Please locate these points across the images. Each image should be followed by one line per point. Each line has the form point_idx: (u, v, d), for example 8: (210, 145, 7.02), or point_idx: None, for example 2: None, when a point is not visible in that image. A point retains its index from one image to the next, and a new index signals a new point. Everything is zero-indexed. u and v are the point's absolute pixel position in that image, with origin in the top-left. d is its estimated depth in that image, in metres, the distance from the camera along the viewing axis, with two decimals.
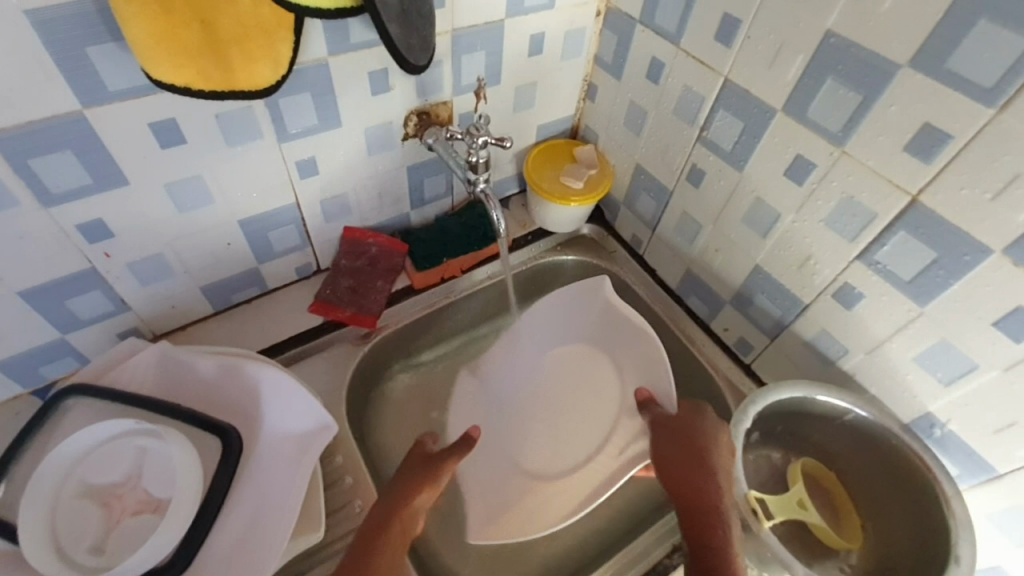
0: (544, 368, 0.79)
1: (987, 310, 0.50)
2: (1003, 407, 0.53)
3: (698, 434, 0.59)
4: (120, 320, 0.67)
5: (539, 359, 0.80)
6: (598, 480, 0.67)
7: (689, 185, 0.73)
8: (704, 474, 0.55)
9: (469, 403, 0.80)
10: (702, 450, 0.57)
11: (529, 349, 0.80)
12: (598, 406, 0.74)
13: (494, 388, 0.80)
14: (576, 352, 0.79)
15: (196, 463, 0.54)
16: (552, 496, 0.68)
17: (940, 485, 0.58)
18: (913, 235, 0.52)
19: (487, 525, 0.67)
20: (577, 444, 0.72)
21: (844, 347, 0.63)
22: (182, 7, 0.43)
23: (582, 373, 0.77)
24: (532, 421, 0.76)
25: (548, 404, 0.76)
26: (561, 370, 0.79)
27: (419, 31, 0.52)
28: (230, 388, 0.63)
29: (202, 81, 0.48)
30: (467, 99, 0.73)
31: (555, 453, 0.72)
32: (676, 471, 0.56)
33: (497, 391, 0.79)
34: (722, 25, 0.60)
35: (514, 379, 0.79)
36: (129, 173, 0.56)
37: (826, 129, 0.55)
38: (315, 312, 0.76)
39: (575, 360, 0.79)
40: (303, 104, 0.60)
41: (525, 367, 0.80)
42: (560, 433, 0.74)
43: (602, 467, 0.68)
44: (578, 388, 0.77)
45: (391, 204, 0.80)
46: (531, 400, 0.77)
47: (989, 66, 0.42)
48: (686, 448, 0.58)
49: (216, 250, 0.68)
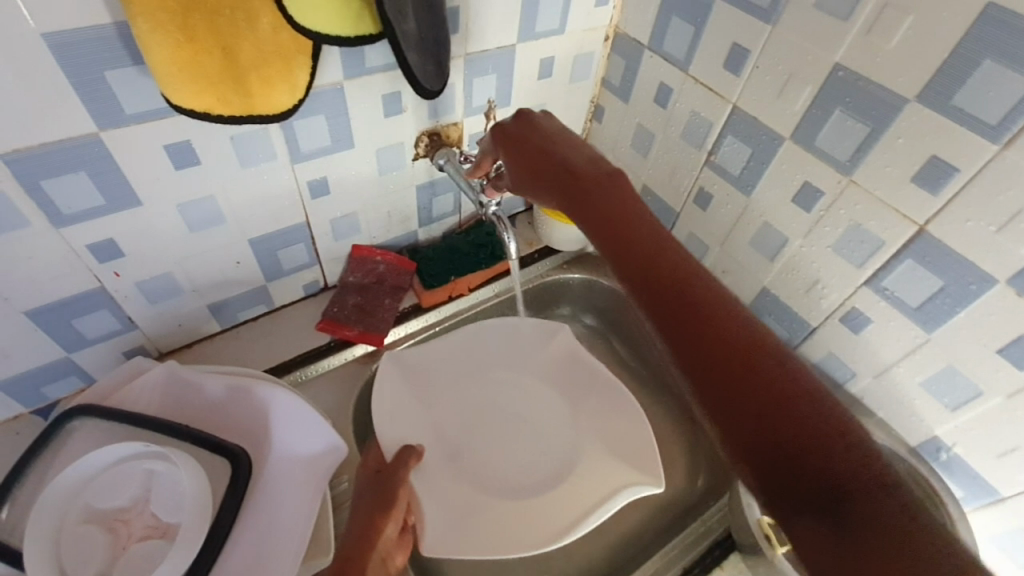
0: (489, 379, 0.79)
1: (991, 338, 0.51)
2: (1007, 433, 0.54)
3: (594, 192, 0.54)
4: (126, 338, 0.66)
5: (479, 378, 0.78)
6: (593, 500, 0.67)
7: (696, 208, 0.74)
8: (638, 248, 0.50)
9: (400, 395, 0.72)
10: (630, 217, 0.52)
11: (471, 358, 0.79)
12: (552, 428, 0.76)
13: (429, 390, 0.76)
14: (522, 374, 0.80)
15: (206, 487, 0.53)
16: (517, 521, 0.67)
17: (945, 507, 0.59)
18: (920, 262, 0.53)
19: (453, 540, 0.63)
20: (533, 461, 0.73)
21: (851, 370, 0.64)
22: (204, 34, 0.43)
23: (530, 392, 0.79)
24: (479, 435, 0.75)
25: (493, 418, 0.76)
26: (511, 386, 0.79)
27: (436, 57, 0.52)
28: (238, 409, 0.62)
29: (221, 107, 0.48)
30: (477, 120, 0.74)
31: (502, 468, 0.72)
32: (588, 210, 0.54)
33: (436, 395, 0.76)
34: (730, 54, 0.61)
35: (457, 385, 0.77)
36: (142, 194, 0.56)
37: (833, 157, 0.56)
38: (322, 330, 0.75)
39: (531, 381, 0.79)
40: (317, 126, 0.61)
41: (470, 376, 0.78)
42: (515, 452, 0.74)
43: (588, 494, 0.68)
44: (525, 405, 0.78)
45: (399, 222, 0.80)
46: (476, 414, 0.76)
47: (993, 103, 0.44)
48: (617, 214, 0.52)
49: (226, 269, 0.68)
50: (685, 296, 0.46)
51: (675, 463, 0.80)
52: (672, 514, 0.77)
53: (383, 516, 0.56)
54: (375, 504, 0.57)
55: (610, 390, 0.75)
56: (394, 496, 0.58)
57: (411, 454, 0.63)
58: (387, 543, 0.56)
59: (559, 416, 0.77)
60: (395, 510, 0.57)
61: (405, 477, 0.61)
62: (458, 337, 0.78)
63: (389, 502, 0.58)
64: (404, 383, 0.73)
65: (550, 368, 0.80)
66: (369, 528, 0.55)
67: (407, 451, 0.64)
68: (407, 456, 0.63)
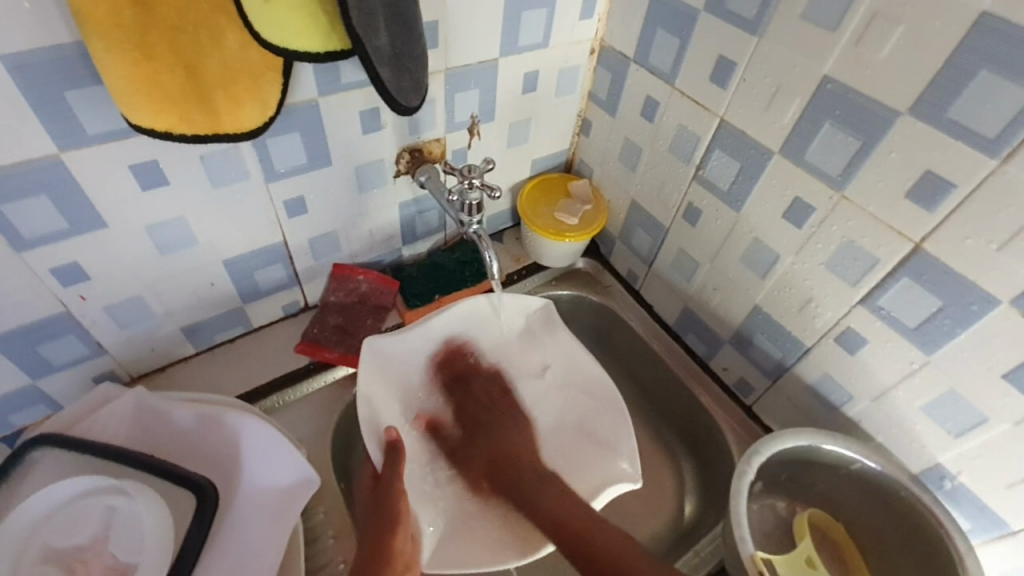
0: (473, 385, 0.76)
1: (996, 361, 0.48)
2: (1015, 463, 0.51)
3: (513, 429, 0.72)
4: (96, 364, 0.64)
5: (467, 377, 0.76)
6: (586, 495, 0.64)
7: (685, 223, 0.72)
8: (522, 459, 0.69)
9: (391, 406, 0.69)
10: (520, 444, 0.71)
11: (453, 367, 0.76)
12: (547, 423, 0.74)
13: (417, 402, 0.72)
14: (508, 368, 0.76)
15: (167, 531, 0.51)
16: (510, 528, 0.63)
17: (952, 542, 0.55)
18: (917, 281, 0.50)
19: (449, 555, 0.59)
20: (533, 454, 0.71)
21: (848, 393, 0.61)
22: (163, 51, 0.42)
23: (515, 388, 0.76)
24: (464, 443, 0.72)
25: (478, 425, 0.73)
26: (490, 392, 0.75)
27: (411, 74, 0.51)
28: (207, 440, 0.60)
29: (183, 126, 0.46)
30: (460, 136, 0.72)
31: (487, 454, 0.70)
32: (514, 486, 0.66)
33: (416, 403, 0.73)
34: (716, 67, 0.59)
35: (439, 393, 0.75)
36: (108, 216, 0.54)
37: (823, 172, 0.54)
38: (301, 352, 0.73)
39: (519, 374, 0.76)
40: (292, 143, 0.59)
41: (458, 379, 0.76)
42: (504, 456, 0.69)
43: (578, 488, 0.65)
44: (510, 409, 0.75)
45: (382, 240, 0.78)
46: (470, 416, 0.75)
47: (991, 116, 0.42)
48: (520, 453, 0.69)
49: (200, 290, 0.66)
50: (542, 503, 0.61)
51: (669, 487, 0.78)
52: (676, 531, 0.74)
53: (391, 536, 0.55)
54: (381, 522, 0.56)
55: (603, 404, 0.72)
56: (399, 513, 0.57)
57: (396, 452, 0.62)
58: (404, 557, 0.54)
59: (552, 414, 0.75)
60: (403, 526, 0.56)
61: (399, 485, 0.59)
62: (433, 336, 0.73)
63: (394, 519, 0.56)
64: (393, 396, 0.70)
65: (539, 366, 0.77)
66: (381, 547, 0.54)
67: (394, 452, 0.62)
68: (395, 459, 0.61)
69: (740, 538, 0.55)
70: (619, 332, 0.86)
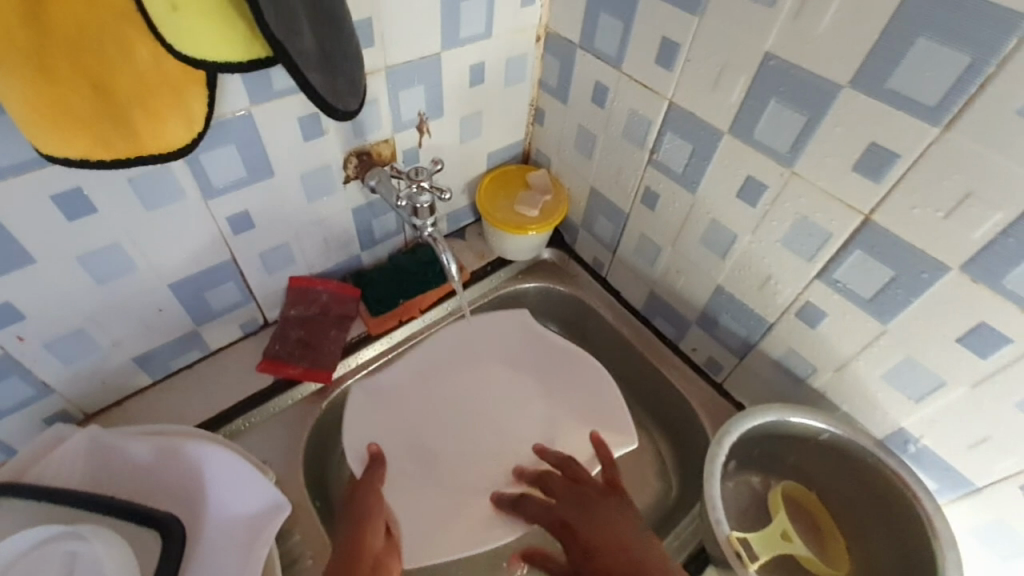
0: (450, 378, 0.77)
1: (949, 327, 0.49)
2: (974, 423, 0.52)
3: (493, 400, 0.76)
4: (44, 403, 0.61)
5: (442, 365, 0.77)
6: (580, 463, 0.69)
7: (644, 208, 0.71)
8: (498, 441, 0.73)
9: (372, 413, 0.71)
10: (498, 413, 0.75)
11: (428, 363, 0.76)
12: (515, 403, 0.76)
13: (394, 400, 0.73)
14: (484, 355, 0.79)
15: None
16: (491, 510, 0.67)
17: (921, 504, 0.57)
18: (869, 253, 0.51)
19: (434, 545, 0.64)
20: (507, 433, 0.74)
21: (812, 365, 0.62)
22: (67, 72, 0.39)
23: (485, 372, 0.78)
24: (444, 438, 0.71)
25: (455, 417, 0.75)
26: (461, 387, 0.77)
27: (346, 76, 0.47)
28: (166, 473, 0.57)
29: (101, 150, 0.44)
30: (409, 135, 0.70)
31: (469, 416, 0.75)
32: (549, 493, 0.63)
33: (393, 401, 0.73)
34: (661, 48, 0.58)
35: (413, 389, 0.75)
36: (35, 250, 0.50)
37: (773, 149, 0.53)
38: (263, 370, 0.70)
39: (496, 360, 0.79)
40: (228, 157, 0.56)
41: (431, 369, 0.77)
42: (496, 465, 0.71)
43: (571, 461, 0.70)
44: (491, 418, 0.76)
45: (339, 248, 0.76)
46: (440, 400, 0.76)
47: (930, 85, 0.41)
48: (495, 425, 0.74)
49: (148, 318, 0.63)
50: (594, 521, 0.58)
51: (649, 471, 0.78)
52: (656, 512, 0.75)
53: (359, 530, 0.56)
54: (350, 521, 0.57)
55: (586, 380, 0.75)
56: (368, 511, 0.58)
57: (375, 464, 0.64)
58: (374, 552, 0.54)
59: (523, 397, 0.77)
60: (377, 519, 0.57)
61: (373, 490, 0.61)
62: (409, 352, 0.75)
63: (361, 517, 0.57)
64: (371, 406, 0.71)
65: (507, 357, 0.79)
66: (351, 542, 0.55)
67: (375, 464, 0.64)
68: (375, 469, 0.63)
69: (716, 521, 0.56)
70: (591, 323, 0.85)
